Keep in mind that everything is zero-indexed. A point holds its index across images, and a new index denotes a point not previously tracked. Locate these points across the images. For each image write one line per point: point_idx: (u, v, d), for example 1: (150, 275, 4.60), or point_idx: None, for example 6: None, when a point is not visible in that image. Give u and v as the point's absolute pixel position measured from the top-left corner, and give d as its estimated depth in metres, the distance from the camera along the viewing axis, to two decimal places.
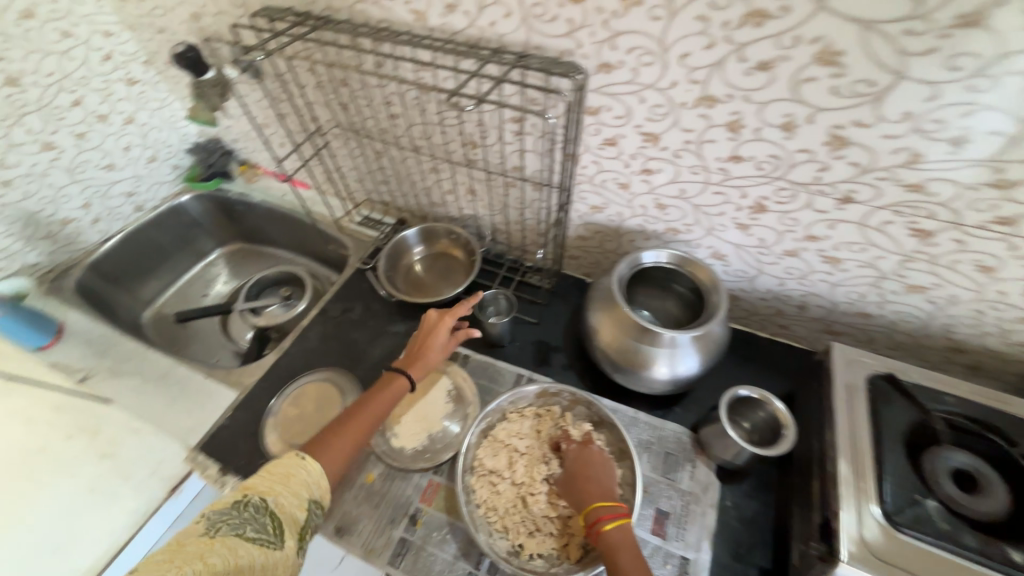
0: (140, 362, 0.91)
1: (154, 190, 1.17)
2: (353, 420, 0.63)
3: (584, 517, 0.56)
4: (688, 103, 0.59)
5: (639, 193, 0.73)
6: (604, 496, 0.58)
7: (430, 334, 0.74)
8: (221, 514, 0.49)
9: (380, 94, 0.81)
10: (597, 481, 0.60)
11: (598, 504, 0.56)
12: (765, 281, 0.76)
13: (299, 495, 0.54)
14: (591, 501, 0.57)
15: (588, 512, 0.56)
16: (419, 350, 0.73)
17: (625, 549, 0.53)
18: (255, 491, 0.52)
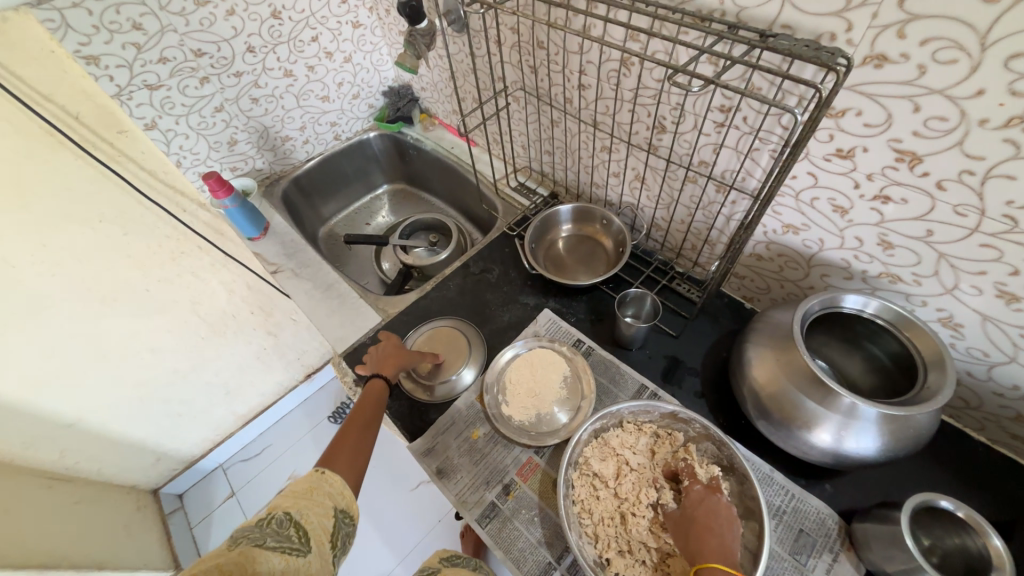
0: (315, 269, 1.06)
1: (352, 125, 1.33)
2: (360, 435, 0.65)
3: (695, 570, 0.50)
4: (992, 121, 0.44)
5: (859, 222, 0.60)
6: (723, 558, 0.50)
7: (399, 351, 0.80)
8: (268, 525, 0.49)
9: (577, 62, 0.77)
10: (717, 537, 0.53)
11: (717, 563, 0.49)
12: (1010, 373, 0.58)
13: (324, 506, 0.54)
14: (707, 557, 0.51)
15: (700, 567, 0.50)
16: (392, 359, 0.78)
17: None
18: (278, 508, 0.51)
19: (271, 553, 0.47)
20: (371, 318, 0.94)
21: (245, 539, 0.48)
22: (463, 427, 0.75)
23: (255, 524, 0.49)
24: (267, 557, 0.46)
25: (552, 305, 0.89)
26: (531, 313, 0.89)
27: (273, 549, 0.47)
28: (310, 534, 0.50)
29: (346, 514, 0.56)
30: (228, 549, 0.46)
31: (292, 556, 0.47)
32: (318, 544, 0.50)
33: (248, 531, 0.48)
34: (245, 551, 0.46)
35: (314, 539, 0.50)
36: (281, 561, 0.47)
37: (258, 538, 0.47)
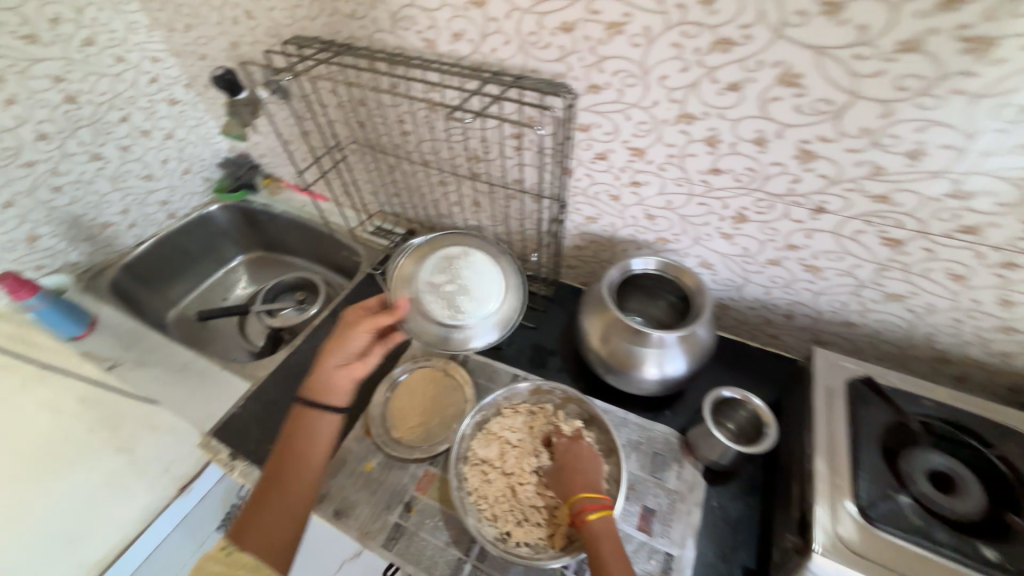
0: (164, 352, 0.97)
1: (187, 200, 1.28)
2: (281, 496, 0.65)
3: (569, 507, 0.59)
4: (669, 120, 0.65)
5: (629, 204, 0.79)
6: (588, 489, 0.60)
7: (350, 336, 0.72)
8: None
9: (394, 113, 0.89)
10: (582, 474, 0.63)
11: (582, 495, 0.59)
12: (751, 290, 0.80)
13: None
14: (576, 492, 0.60)
15: (572, 502, 0.59)
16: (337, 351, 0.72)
17: (605, 539, 0.55)
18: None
19: None
20: (240, 387, 0.89)
21: None
22: (355, 463, 0.75)
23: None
24: None
25: None
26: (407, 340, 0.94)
27: None
28: None
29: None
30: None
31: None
32: None
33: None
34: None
35: None
36: None
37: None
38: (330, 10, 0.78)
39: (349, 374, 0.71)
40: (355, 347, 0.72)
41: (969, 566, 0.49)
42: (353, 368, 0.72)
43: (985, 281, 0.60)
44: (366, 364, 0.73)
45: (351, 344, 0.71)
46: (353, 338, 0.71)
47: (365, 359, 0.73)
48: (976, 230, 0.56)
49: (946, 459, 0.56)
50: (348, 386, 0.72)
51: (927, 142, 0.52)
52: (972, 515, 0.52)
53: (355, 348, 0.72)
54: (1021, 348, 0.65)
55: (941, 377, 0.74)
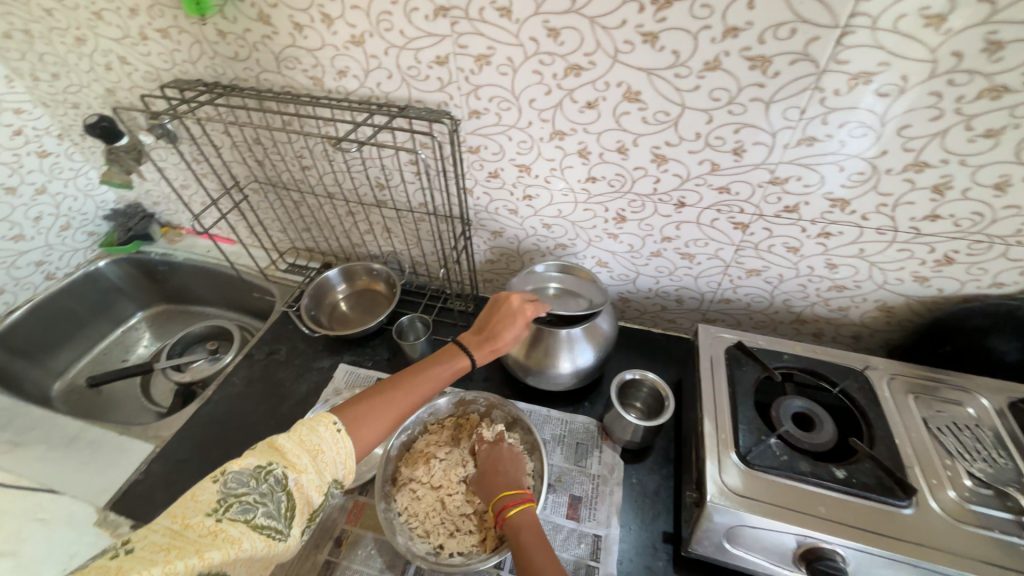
0: (46, 427, 0.87)
1: (69, 258, 1.17)
2: (393, 412, 0.61)
3: (493, 506, 0.62)
4: (544, 137, 0.72)
5: (527, 216, 0.85)
6: (509, 487, 0.63)
7: (507, 322, 0.73)
8: (240, 484, 0.46)
9: (291, 149, 0.90)
10: (502, 474, 0.66)
11: (505, 493, 0.62)
12: (644, 281, 0.89)
13: (322, 476, 0.52)
14: (499, 492, 0.63)
15: (496, 502, 0.62)
16: (489, 339, 0.73)
17: (526, 530, 0.58)
18: (280, 462, 0.50)
19: (256, 533, 0.44)
20: (141, 451, 0.82)
21: (236, 504, 0.45)
22: None
23: (255, 477, 0.47)
24: (247, 537, 0.43)
25: (347, 358, 0.95)
26: (329, 373, 0.92)
27: (259, 527, 0.45)
28: (296, 502, 0.49)
29: (337, 484, 0.54)
30: (213, 497, 0.44)
31: (271, 543, 0.45)
32: (298, 520, 0.48)
33: (243, 487, 0.46)
34: (210, 522, 0.43)
35: (295, 517, 0.48)
36: (262, 546, 0.44)
37: (224, 505, 0.44)
38: (210, 53, 0.79)
39: (514, 330, 0.73)
40: (509, 314, 0.74)
41: (827, 487, 0.58)
42: (509, 326, 0.73)
43: (814, 250, 0.73)
44: (523, 322, 0.73)
45: (513, 303, 0.74)
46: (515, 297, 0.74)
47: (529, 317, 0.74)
48: (796, 209, 0.69)
49: (803, 402, 0.67)
50: (499, 345, 0.73)
51: (744, 141, 0.63)
52: (825, 445, 0.62)
53: (507, 307, 0.74)
54: (852, 302, 0.78)
55: (804, 336, 0.87)
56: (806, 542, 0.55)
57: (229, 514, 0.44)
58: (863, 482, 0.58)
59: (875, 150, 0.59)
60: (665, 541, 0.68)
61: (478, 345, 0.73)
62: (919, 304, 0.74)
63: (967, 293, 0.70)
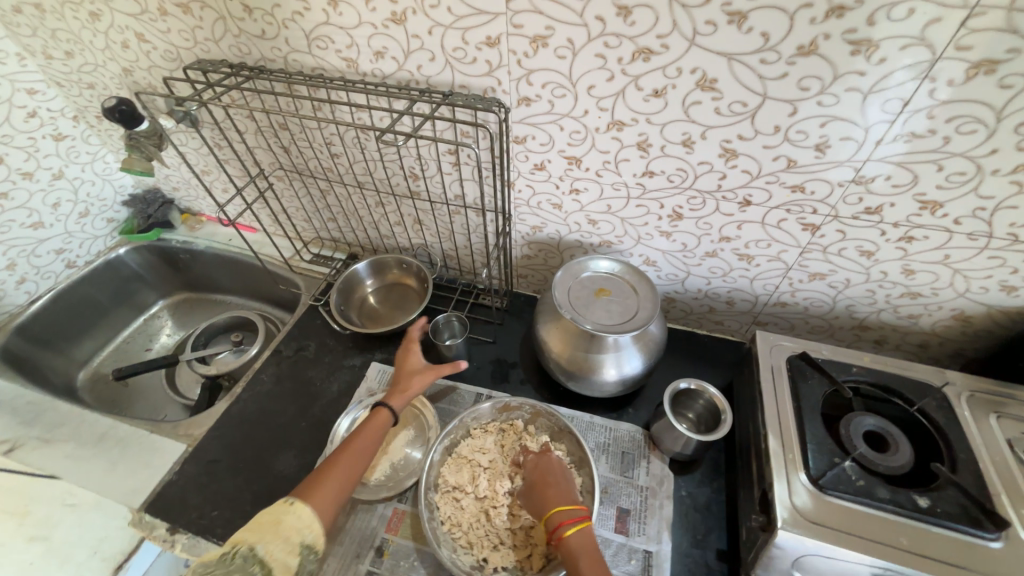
0: (75, 423, 0.85)
1: (88, 245, 1.14)
2: (348, 470, 0.61)
3: (547, 522, 0.58)
4: (601, 128, 0.66)
5: (572, 211, 0.80)
6: (563, 502, 0.60)
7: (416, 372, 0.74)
8: (209, 567, 0.49)
9: (321, 136, 0.84)
10: (555, 487, 0.62)
11: (558, 510, 0.59)
12: (693, 282, 0.84)
13: (288, 541, 0.52)
14: (554, 506, 0.60)
15: (549, 517, 0.58)
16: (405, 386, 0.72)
17: (582, 553, 0.54)
18: (243, 541, 0.51)
19: None
20: (172, 450, 0.80)
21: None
22: None
23: (219, 560, 0.49)
24: None
25: (378, 356, 0.91)
26: (360, 372, 0.89)
27: None
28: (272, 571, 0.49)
29: (310, 547, 0.53)
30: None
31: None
32: None
33: (210, 567, 0.48)
34: None
35: None
36: None
37: None
38: (235, 31, 0.73)
39: (425, 383, 0.73)
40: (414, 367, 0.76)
41: (908, 516, 0.53)
42: (418, 377, 0.73)
43: (890, 254, 0.67)
44: (434, 374, 0.74)
45: (412, 361, 0.76)
46: (408, 358, 0.76)
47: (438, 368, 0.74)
48: (878, 210, 0.63)
49: (876, 419, 0.62)
50: (411, 391, 0.71)
51: (831, 135, 0.57)
52: (903, 468, 0.58)
53: (411, 366, 0.75)
54: (925, 310, 0.72)
55: (863, 343, 0.82)
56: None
57: None
58: (948, 512, 0.53)
59: (985, 148, 0.53)
60: (719, 559, 0.65)
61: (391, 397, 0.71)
62: (1002, 314, 0.69)
63: None
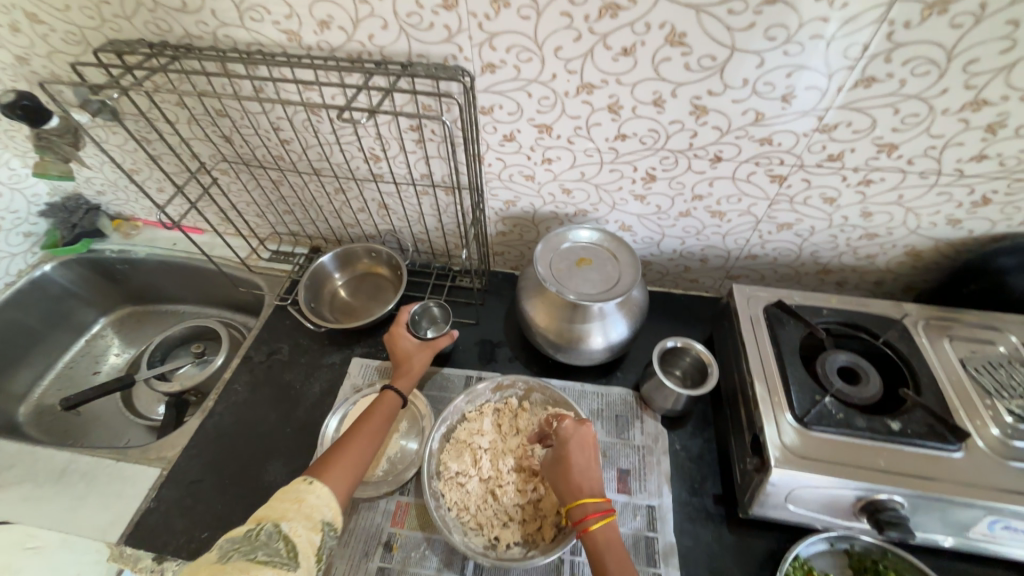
0: (26, 462, 0.77)
1: (6, 265, 1.01)
2: (361, 450, 0.63)
3: (571, 512, 0.58)
4: (570, 92, 0.64)
5: (545, 182, 0.78)
6: (587, 491, 0.59)
7: (413, 352, 0.77)
8: (231, 546, 0.47)
9: (266, 120, 0.77)
10: (579, 470, 0.60)
11: (588, 500, 0.58)
12: (669, 243, 0.85)
13: (311, 518, 0.52)
14: (578, 496, 0.58)
15: (572, 508, 0.58)
16: (406, 366, 0.75)
17: (605, 546, 0.56)
18: (268, 519, 0.50)
19: (262, 567, 0.45)
20: (146, 476, 0.74)
21: (237, 552, 0.46)
22: None
23: (245, 537, 0.48)
24: (258, 571, 0.45)
25: (359, 351, 0.88)
26: (341, 369, 0.85)
27: (263, 564, 0.46)
28: (299, 547, 0.49)
29: (330, 527, 0.54)
30: (211, 559, 0.46)
31: (280, 572, 0.46)
32: (305, 559, 0.49)
33: (236, 544, 0.47)
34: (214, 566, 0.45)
35: (302, 554, 0.49)
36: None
37: (227, 557, 0.46)
38: (150, 4, 0.64)
39: (426, 359, 0.77)
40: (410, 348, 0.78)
41: (883, 439, 0.58)
42: (418, 355, 0.77)
43: (850, 199, 0.70)
44: (433, 350, 0.78)
45: (406, 341, 0.78)
46: (401, 339, 0.78)
47: (435, 343, 0.79)
48: (840, 157, 0.65)
49: (848, 356, 0.66)
50: (413, 371, 0.75)
51: (796, 85, 0.58)
52: (875, 397, 0.62)
53: (406, 346, 0.77)
54: (881, 249, 0.77)
55: (827, 286, 0.87)
56: (866, 496, 0.56)
57: (234, 560, 0.46)
58: (916, 431, 0.59)
59: (936, 89, 0.55)
60: (717, 503, 0.69)
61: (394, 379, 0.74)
62: (947, 247, 0.74)
63: (996, 233, 0.70)
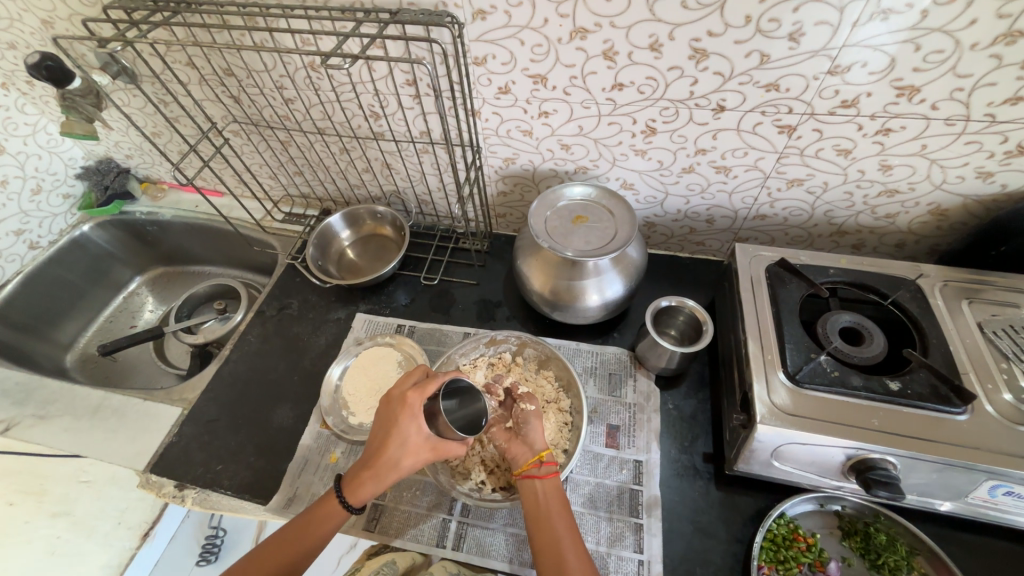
0: (67, 399, 0.85)
1: (49, 224, 1.09)
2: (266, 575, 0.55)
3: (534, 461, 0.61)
4: (563, 38, 0.62)
5: (543, 137, 0.77)
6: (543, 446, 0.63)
7: (409, 455, 0.58)
8: None
9: (270, 79, 0.79)
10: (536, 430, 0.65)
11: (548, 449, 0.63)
12: (672, 202, 0.83)
13: None
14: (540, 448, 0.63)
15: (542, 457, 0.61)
16: (388, 471, 0.58)
17: (553, 497, 0.59)
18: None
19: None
20: (169, 415, 0.81)
21: None
22: (319, 458, 0.73)
23: None
24: None
25: (363, 308, 0.91)
26: (346, 324, 0.89)
27: None
28: None
29: None
30: None
31: None
32: None
33: None
34: None
35: None
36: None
37: None
38: None
39: (417, 464, 0.59)
40: (411, 446, 0.59)
41: (880, 400, 0.56)
42: (411, 458, 0.59)
43: (866, 151, 0.66)
44: (432, 456, 0.59)
45: (413, 430, 0.59)
46: (409, 425, 0.59)
47: (440, 447, 0.60)
48: (855, 103, 0.60)
49: (851, 316, 0.63)
50: (394, 477, 0.59)
51: (804, 21, 0.54)
52: (877, 357, 0.59)
53: (410, 434, 0.59)
54: (902, 208, 0.72)
55: (843, 249, 0.82)
56: (855, 455, 0.55)
57: None
58: (919, 392, 0.56)
59: (963, 20, 0.50)
60: (706, 461, 0.69)
61: (369, 480, 0.59)
62: (977, 204, 0.68)
63: None
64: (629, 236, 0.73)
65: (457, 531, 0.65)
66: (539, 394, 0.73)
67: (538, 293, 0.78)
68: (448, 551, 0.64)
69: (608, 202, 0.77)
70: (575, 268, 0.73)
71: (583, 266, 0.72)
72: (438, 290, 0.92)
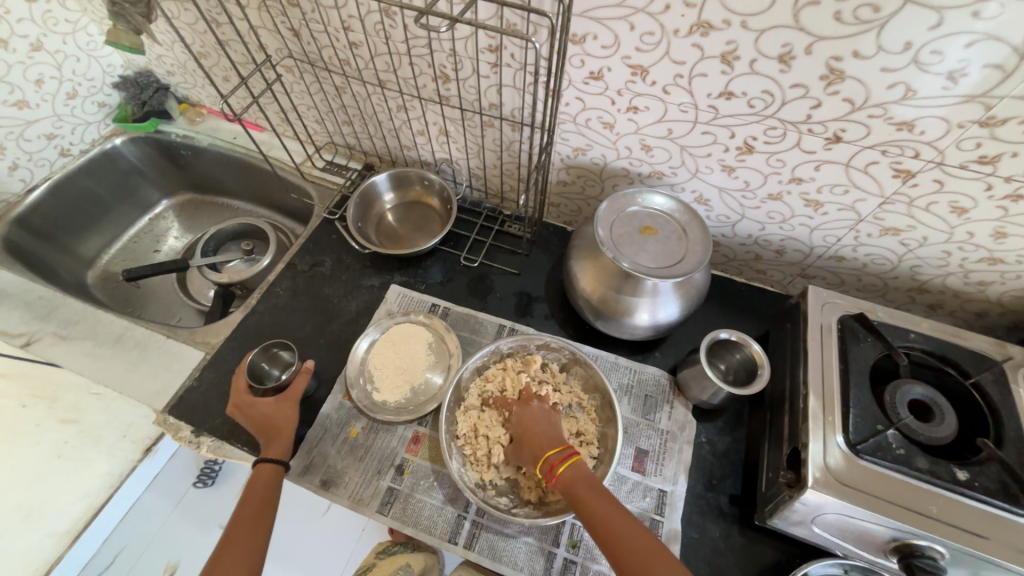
0: (90, 322, 0.83)
1: (81, 132, 1.04)
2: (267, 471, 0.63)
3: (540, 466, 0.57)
4: (681, 30, 0.54)
5: (624, 133, 0.70)
6: (553, 444, 0.59)
7: (277, 418, 0.67)
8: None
9: (338, 17, 0.71)
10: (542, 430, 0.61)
11: (550, 451, 0.57)
12: (745, 226, 0.77)
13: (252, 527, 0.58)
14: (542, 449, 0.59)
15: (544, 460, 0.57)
16: (276, 430, 0.66)
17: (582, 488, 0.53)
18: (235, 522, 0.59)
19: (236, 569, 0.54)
20: (190, 357, 0.79)
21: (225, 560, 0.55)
22: (338, 431, 0.72)
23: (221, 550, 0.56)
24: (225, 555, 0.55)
25: (397, 279, 0.87)
26: (378, 294, 0.85)
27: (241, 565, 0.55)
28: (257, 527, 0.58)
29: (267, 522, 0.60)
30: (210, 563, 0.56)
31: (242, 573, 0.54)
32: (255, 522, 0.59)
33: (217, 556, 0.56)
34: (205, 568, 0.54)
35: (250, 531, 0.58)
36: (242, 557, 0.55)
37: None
38: None
39: (292, 415, 0.68)
40: (274, 411, 0.67)
41: (943, 487, 0.52)
42: (281, 415, 0.67)
43: (986, 214, 0.59)
44: (292, 401, 0.69)
45: (261, 406, 0.67)
46: (255, 406, 0.67)
47: (290, 393, 0.69)
48: (994, 160, 0.53)
49: (924, 389, 0.59)
50: (286, 433, 0.66)
51: (970, 61, 0.47)
52: (944, 439, 0.56)
53: (263, 410, 0.67)
54: (1000, 278, 0.66)
55: (916, 307, 0.77)
56: (902, 538, 0.52)
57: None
58: (985, 486, 0.52)
59: None
60: (732, 504, 0.67)
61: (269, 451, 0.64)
62: None
63: None
64: (694, 261, 0.67)
65: (470, 530, 0.64)
66: (572, 422, 0.69)
67: (582, 299, 0.74)
68: (460, 548, 0.63)
69: (678, 218, 0.71)
70: (630, 284, 0.67)
71: (638, 285, 0.67)
72: (477, 274, 0.88)
